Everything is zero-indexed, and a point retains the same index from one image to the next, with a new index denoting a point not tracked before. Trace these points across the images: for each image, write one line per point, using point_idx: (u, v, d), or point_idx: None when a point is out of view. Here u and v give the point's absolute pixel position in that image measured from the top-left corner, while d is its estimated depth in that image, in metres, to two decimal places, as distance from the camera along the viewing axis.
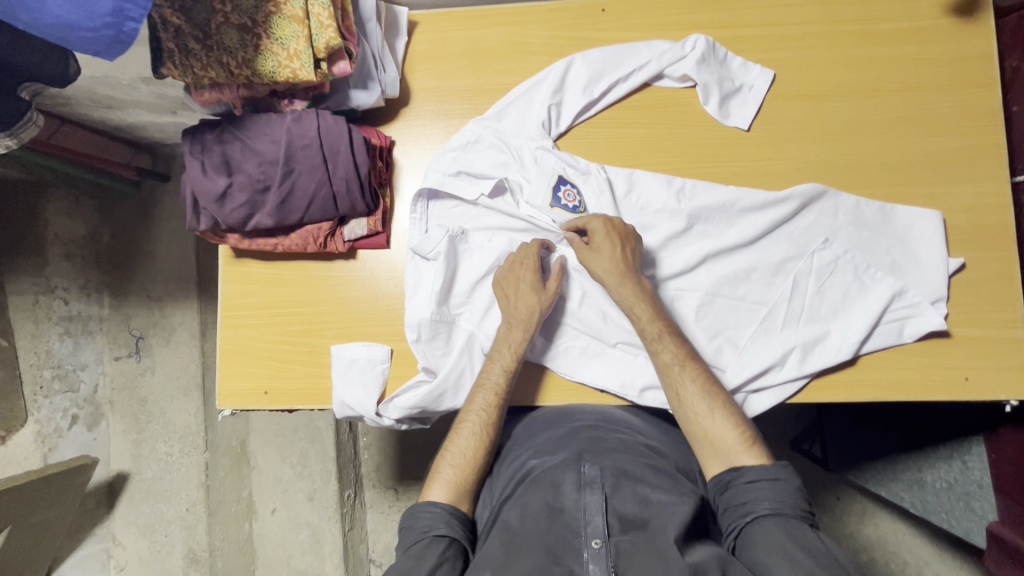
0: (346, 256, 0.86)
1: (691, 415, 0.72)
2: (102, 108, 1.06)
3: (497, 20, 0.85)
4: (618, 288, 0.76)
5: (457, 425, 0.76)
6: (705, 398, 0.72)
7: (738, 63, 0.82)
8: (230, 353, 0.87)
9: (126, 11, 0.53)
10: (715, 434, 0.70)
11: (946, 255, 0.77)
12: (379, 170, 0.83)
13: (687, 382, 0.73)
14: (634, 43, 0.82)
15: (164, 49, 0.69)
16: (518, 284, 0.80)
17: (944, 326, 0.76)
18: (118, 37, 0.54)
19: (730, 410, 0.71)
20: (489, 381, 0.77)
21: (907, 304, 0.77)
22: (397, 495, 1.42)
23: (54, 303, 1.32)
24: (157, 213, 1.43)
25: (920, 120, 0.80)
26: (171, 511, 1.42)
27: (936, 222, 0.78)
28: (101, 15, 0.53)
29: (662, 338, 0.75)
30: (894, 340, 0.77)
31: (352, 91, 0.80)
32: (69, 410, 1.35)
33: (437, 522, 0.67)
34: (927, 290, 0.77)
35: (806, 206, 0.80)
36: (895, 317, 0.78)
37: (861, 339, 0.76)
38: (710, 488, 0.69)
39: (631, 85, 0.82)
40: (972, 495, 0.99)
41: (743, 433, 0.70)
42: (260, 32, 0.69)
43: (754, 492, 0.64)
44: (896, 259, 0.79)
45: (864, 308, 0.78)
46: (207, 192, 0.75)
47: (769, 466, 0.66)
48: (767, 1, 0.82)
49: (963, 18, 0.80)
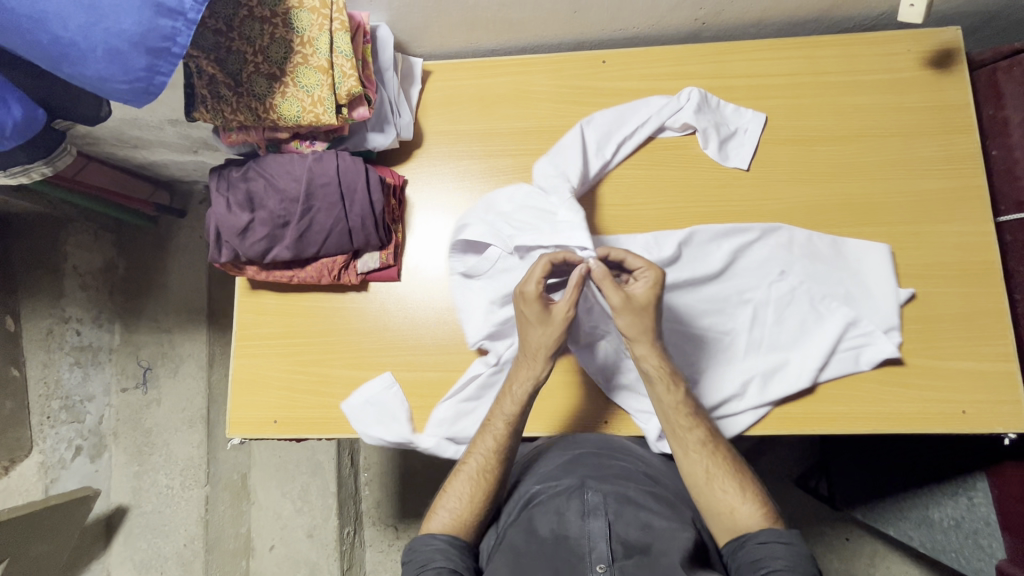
0: (359, 288, 0.89)
1: (719, 495, 0.71)
2: (129, 147, 1.12)
3: (505, 70, 0.92)
4: (650, 356, 0.73)
5: (457, 468, 0.77)
6: (732, 479, 0.72)
7: (730, 109, 0.88)
8: (241, 382, 0.89)
9: (157, 67, 0.57)
10: (739, 513, 0.71)
11: (896, 287, 0.81)
12: (392, 207, 0.88)
13: (717, 464, 0.73)
14: (634, 103, 0.88)
15: (198, 95, 0.74)
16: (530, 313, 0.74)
17: (897, 354, 0.78)
18: (148, 87, 0.58)
19: (748, 487, 0.72)
20: (493, 427, 0.76)
21: (862, 333, 0.80)
22: (397, 533, 1.41)
23: (67, 334, 1.36)
24: (172, 247, 1.46)
25: (904, 163, 0.85)
26: (169, 546, 1.39)
27: (885, 256, 0.82)
28: (134, 70, 0.56)
29: (693, 416, 0.74)
30: (849, 366, 0.80)
31: (369, 134, 0.86)
32: (73, 441, 1.36)
33: (433, 554, 0.70)
34: (880, 320, 0.80)
35: (762, 242, 0.84)
36: (851, 345, 0.80)
37: (817, 367, 0.79)
38: (724, 549, 0.71)
39: (636, 141, 0.87)
40: (979, 533, 0.96)
41: (759, 505, 0.71)
42: (287, 80, 0.75)
43: (767, 550, 0.67)
44: (850, 290, 0.82)
45: (819, 338, 0.81)
46: (230, 226, 0.80)
47: (784, 530, 0.69)
48: (757, 54, 0.88)
49: (940, 71, 0.86)
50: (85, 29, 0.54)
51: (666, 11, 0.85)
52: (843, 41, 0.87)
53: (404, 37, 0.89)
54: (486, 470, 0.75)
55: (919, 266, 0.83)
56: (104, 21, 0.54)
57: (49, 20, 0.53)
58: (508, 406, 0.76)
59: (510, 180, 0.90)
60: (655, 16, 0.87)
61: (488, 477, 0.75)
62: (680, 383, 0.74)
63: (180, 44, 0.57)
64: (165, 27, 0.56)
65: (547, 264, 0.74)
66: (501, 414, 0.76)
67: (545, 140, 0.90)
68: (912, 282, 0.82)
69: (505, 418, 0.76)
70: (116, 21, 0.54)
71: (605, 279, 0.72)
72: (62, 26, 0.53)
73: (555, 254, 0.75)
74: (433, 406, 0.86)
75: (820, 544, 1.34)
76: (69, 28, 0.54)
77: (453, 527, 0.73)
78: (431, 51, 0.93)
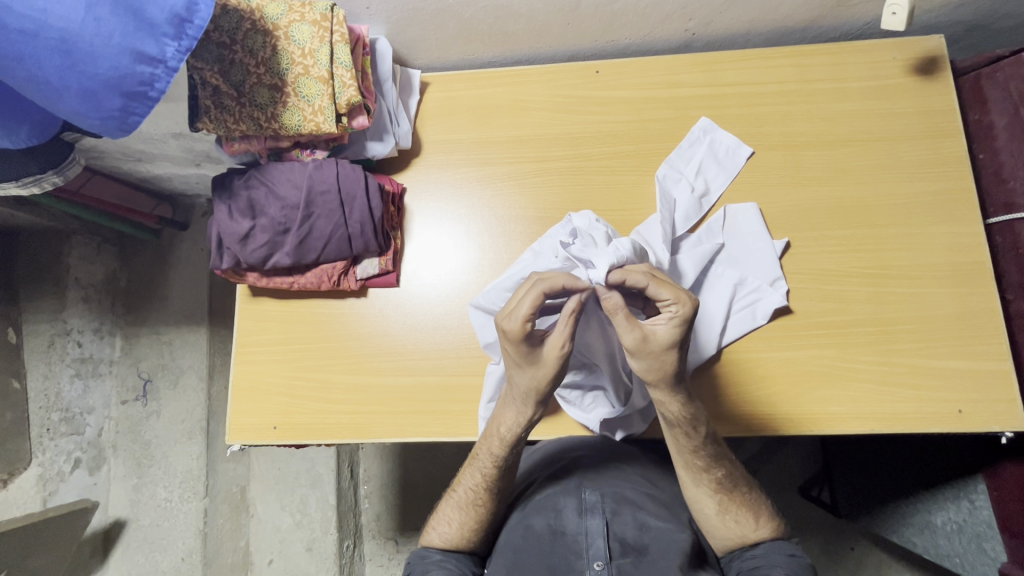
0: (358, 294, 0.90)
1: (730, 524, 0.72)
2: (133, 161, 1.14)
3: (501, 81, 0.94)
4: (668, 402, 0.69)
5: (457, 478, 0.78)
6: (746, 509, 0.73)
7: (714, 127, 0.90)
8: (241, 389, 0.89)
9: (132, 108, 0.59)
10: (749, 539, 0.72)
11: (772, 240, 0.85)
12: (391, 214, 0.89)
13: (731, 498, 0.73)
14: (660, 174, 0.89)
15: (202, 106, 0.76)
16: (519, 350, 0.67)
17: (784, 303, 0.82)
18: (121, 126, 0.60)
19: (744, 510, 0.73)
20: (480, 464, 0.75)
21: (751, 290, 0.83)
22: (397, 547, 1.40)
23: (69, 345, 1.36)
24: (173, 259, 1.47)
25: (893, 167, 0.87)
26: (166, 562, 1.37)
27: (754, 214, 0.86)
28: (109, 110, 0.58)
29: (711, 457, 0.72)
30: (744, 326, 0.82)
31: (369, 143, 0.88)
32: (72, 454, 1.35)
33: (429, 566, 0.74)
34: (763, 274, 0.84)
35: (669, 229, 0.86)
36: (744, 304, 0.83)
37: (720, 330, 0.82)
38: (722, 558, 0.74)
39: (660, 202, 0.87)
40: (982, 537, 0.95)
41: (754, 526, 0.72)
42: (289, 91, 0.77)
43: (767, 559, 0.70)
44: (733, 253, 0.86)
45: (714, 302, 0.83)
46: (231, 233, 0.81)
47: (783, 543, 0.72)
48: (746, 62, 0.91)
49: (925, 77, 0.88)
50: (61, 70, 0.55)
51: (656, 22, 0.88)
52: (830, 50, 0.90)
53: (403, 50, 0.91)
54: (475, 503, 0.75)
55: (910, 266, 0.84)
56: (81, 64, 0.55)
57: (25, 59, 0.54)
58: (496, 447, 0.74)
59: (507, 187, 0.92)
60: (646, 27, 0.89)
61: (477, 511, 0.75)
62: (700, 427, 0.71)
63: (158, 89, 0.59)
64: (142, 72, 0.58)
65: (540, 294, 0.66)
66: (489, 453, 0.75)
67: (541, 148, 0.92)
68: (904, 282, 0.83)
69: (491, 458, 0.75)
70: (92, 64, 0.56)
71: (619, 313, 0.65)
72: (37, 67, 0.55)
73: (553, 282, 0.66)
74: (432, 410, 0.86)
75: (824, 553, 1.33)
76: (45, 69, 0.55)
77: (448, 544, 0.75)
78: (428, 64, 0.96)
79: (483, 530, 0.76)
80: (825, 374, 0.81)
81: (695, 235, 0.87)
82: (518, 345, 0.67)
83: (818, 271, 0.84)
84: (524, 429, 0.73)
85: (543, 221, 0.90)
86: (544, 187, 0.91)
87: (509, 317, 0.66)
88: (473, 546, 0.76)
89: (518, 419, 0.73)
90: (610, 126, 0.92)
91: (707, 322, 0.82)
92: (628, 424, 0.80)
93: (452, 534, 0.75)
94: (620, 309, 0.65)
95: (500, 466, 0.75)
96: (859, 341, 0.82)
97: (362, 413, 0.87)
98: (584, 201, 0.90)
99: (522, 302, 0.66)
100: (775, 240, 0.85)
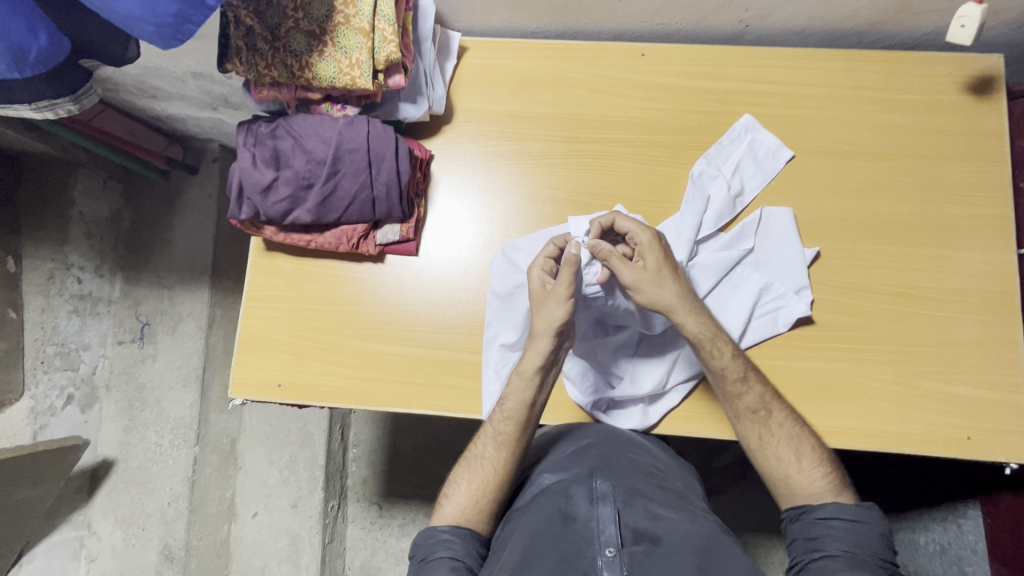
0: (375, 259, 0.88)
1: (774, 461, 0.75)
2: (147, 97, 1.10)
3: (541, 53, 0.90)
4: (689, 319, 0.75)
5: (471, 449, 0.78)
6: (788, 444, 0.74)
7: (755, 127, 0.87)
8: (247, 344, 0.88)
9: (187, 15, 0.55)
10: (794, 479, 0.73)
11: (802, 246, 0.83)
12: (417, 180, 0.87)
13: (772, 432, 0.75)
14: (694, 171, 0.86)
15: (233, 47, 0.73)
16: (541, 296, 0.77)
17: (807, 313, 0.81)
18: (175, 34, 0.56)
19: (798, 448, 0.74)
20: (499, 415, 0.77)
21: (775, 296, 0.82)
22: (380, 511, 1.42)
23: (68, 281, 1.32)
24: (181, 205, 1.44)
25: (933, 187, 0.85)
26: (152, 504, 1.37)
27: (788, 219, 0.84)
28: (163, 15, 0.54)
29: (746, 380, 0.75)
30: (765, 332, 0.81)
31: (402, 104, 0.85)
32: (65, 390, 1.32)
33: (435, 546, 0.71)
34: (790, 282, 0.83)
35: (698, 231, 0.84)
36: (767, 310, 0.82)
37: (737, 335, 0.81)
38: (784, 516, 0.74)
39: (693, 205, 0.84)
40: (965, 560, 0.98)
41: (807, 468, 0.73)
42: (327, 40, 0.73)
43: (825, 528, 0.69)
44: (761, 257, 0.85)
45: (736, 306, 0.83)
46: (254, 183, 0.78)
47: (854, 507, 0.70)
48: (796, 61, 0.88)
49: (979, 96, 0.85)
50: None
51: (711, 9, 0.85)
52: (884, 58, 0.87)
53: (444, 10, 0.88)
54: (491, 458, 0.76)
55: (938, 290, 0.82)
56: None
57: None
58: (513, 394, 0.76)
59: (537, 165, 0.89)
60: (700, 13, 0.86)
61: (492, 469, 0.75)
62: (725, 345, 0.75)
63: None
64: None
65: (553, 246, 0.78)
66: (508, 402, 0.76)
67: (576, 129, 0.89)
68: (931, 305, 0.82)
69: (509, 408, 0.76)
70: None
71: (613, 257, 0.74)
72: None
73: (558, 238, 0.79)
74: (439, 384, 0.85)
75: None
76: None
77: (458, 515, 0.74)
78: (469, 27, 0.92)
79: (495, 497, 0.75)
80: (838, 389, 0.81)
81: (727, 235, 0.85)
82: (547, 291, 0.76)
83: (845, 285, 0.83)
84: (540, 373, 0.76)
85: (571, 204, 0.88)
86: (575, 170, 0.89)
87: (540, 268, 0.78)
88: (481, 522, 0.74)
89: (534, 362, 0.76)
90: (650, 114, 0.89)
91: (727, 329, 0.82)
92: (629, 415, 0.83)
93: (466, 501, 0.74)
94: (612, 253, 0.74)
95: (514, 418, 0.76)
96: (878, 358, 0.81)
97: (369, 380, 0.85)
98: (614, 189, 0.88)
99: (545, 253, 0.78)
100: (806, 247, 0.84)
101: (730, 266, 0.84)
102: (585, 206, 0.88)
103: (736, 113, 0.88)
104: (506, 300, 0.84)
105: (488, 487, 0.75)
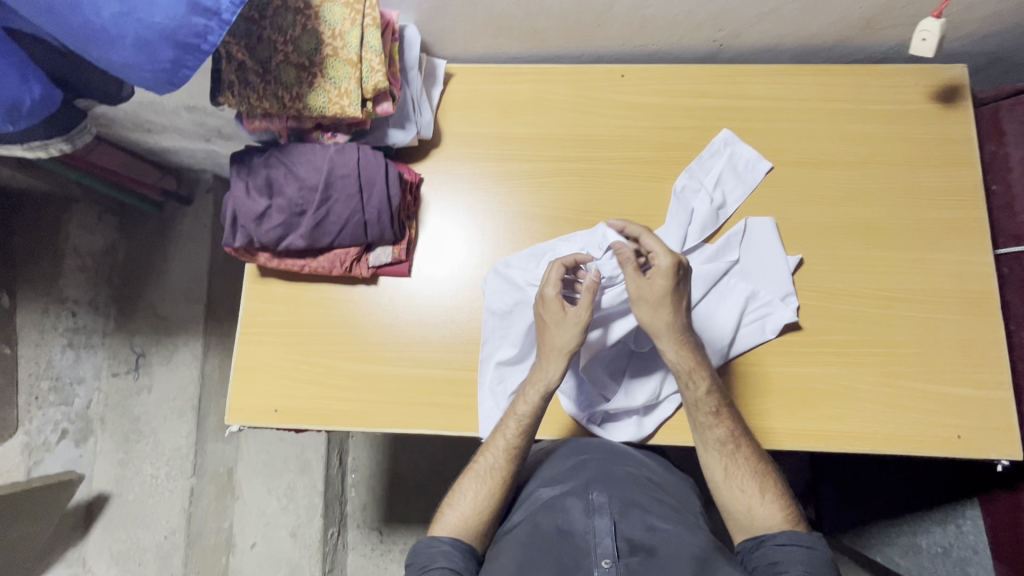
0: (369, 281, 0.90)
1: (736, 493, 0.75)
2: (142, 131, 1.13)
3: (525, 77, 0.94)
4: (673, 350, 0.76)
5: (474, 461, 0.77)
6: (751, 478, 0.75)
7: (733, 142, 0.90)
8: (244, 370, 0.88)
9: (183, 61, 0.57)
10: (755, 511, 0.74)
11: (786, 254, 0.86)
12: (408, 203, 0.89)
13: (738, 464, 0.75)
14: (677, 185, 0.89)
15: (225, 81, 0.76)
16: (551, 312, 0.78)
17: (794, 319, 0.83)
18: (172, 80, 0.58)
19: (760, 483, 0.75)
20: (505, 427, 0.77)
21: (762, 304, 0.84)
22: (381, 537, 1.40)
23: (62, 315, 1.33)
24: (176, 236, 1.45)
25: (909, 192, 0.87)
26: (149, 538, 1.35)
27: (771, 228, 0.87)
28: (161, 62, 0.56)
29: (718, 414, 0.75)
30: (754, 339, 0.83)
31: (391, 130, 0.87)
32: (60, 424, 1.32)
33: (437, 555, 0.71)
34: (776, 289, 0.85)
35: (683, 243, 0.86)
36: (755, 318, 0.84)
37: (727, 343, 0.83)
38: (740, 549, 0.73)
39: (677, 218, 0.87)
40: (967, 561, 0.99)
41: (767, 503, 0.74)
42: (316, 71, 0.76)
43: (785, 552, 0.69)
44: (746, 266, 0.87)
45: (724, 315, 0.84)
46: (248, 211, 0.80)
47: (805, 534, 0.71)
48: (769, 77, 0.91)
49: (947, 105, 0.89)
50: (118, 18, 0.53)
51: (685, 31, 0.88)
52: (853, 72, 0.90)
53: (429, 39, 0.91)
54: (494, 468, 0.76)
55: (920, 292, 0.84)
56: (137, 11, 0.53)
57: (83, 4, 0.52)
58: (523, 408, 0.77)
59: (524, 184, 0.91)
60: (675, 34, 0.89)
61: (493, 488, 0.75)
62: (704, 377, 0.76)
63: (210, 42, 0.56)
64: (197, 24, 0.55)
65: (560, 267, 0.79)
66: (516, 416, 0.76)
67: (561, 148, 0.92)
68: (914, 307, 0.84)
69: (517, 422, 0.76)
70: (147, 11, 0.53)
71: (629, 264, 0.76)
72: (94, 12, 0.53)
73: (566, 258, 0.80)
74: (436, 402, 0.86)
75: None
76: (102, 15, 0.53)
77: (458, 528, 0.74)
78: (454, 54, 0.96)
79: (494, 514, 0.75)
80: (829, 393, 0.82)
81: (712, 246, 0.87)
82: (551, 308, 0.78)
83: (829, 290, 0.85)
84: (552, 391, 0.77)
85: (559, 221, 0.90)
86: (562, 188, 0.91)
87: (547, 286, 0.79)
88: (479, 538, 0.74)
89: (545, 377, 0.77)
90: (632, 132, 0.91)
91: (717, 337, 0.83)
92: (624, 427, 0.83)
93: (466, 516, 0.74)
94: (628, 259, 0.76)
95: (523, 432, 0.76)
96: (866, 360, 0.83)
97: (366, 401, 0.86)
98: (600, 204, 0.90)
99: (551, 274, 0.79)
100: (790, 255, 0.86)
101: (717, 276, 0.85)
102: (573, 222, 0.90)
103: (716, 128, 0.91)
104: (501, 318, 0.86)
105: (486, 502, 0.75)
